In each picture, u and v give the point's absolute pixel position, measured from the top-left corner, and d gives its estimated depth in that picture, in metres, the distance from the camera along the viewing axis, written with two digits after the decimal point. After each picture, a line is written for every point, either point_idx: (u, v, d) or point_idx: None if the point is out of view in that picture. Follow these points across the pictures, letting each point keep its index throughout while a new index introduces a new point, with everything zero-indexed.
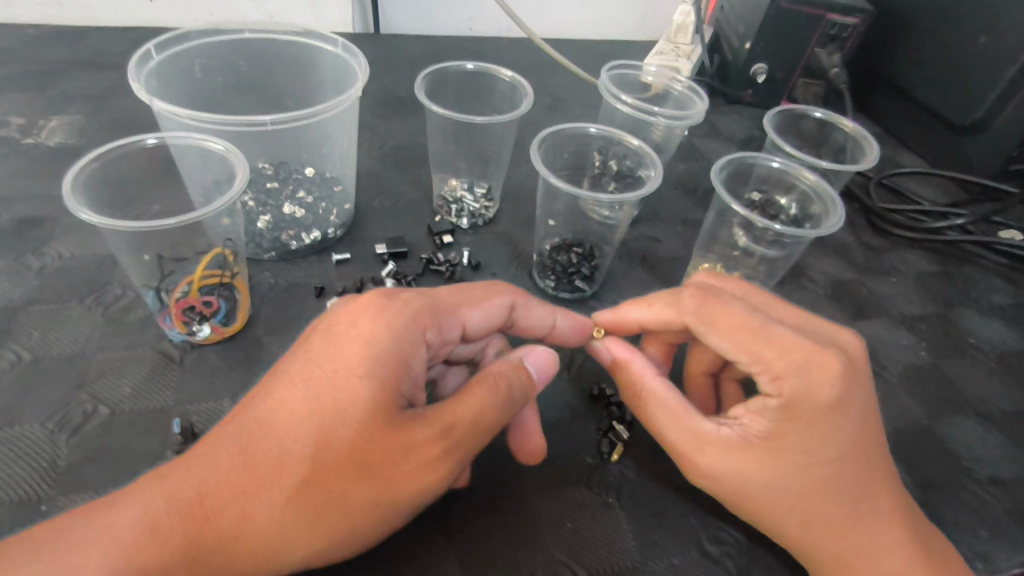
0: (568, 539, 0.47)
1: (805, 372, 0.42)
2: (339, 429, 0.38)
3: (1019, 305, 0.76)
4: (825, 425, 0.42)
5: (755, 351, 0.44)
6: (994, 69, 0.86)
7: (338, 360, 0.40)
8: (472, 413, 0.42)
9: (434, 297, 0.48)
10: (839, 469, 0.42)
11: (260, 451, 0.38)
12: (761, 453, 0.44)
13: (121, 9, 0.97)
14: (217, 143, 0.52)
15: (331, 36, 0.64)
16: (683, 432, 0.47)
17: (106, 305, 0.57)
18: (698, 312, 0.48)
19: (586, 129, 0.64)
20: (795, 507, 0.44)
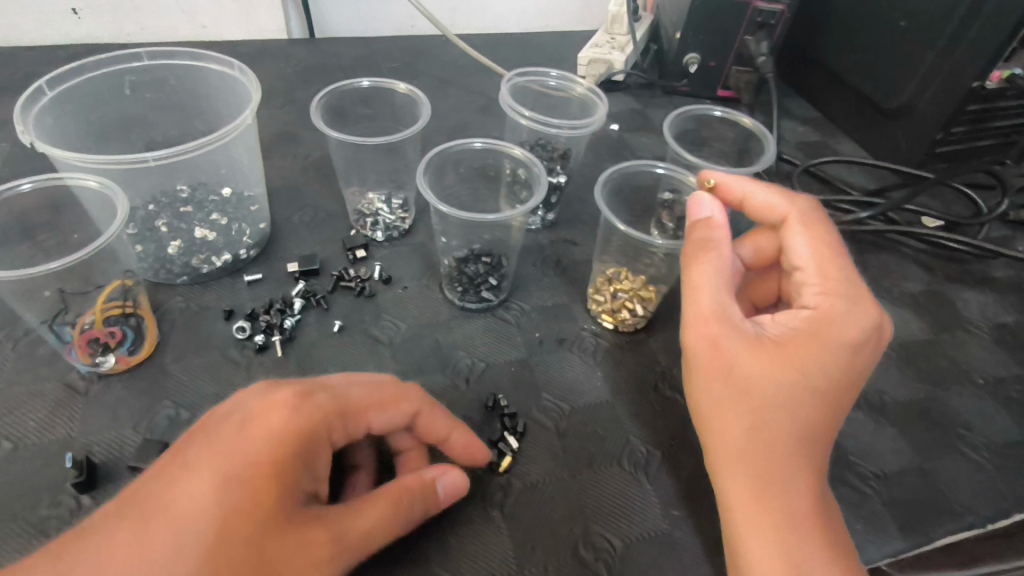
0: (448, 550, 0.50)
1: (851, 303, 0.44)
2: (231, 531, 0.35)
3: (931, 292, 0.78)
4: (826, 349, 0.43)
5: (838, 271, 0.46)
6: (914, 53, 0.86)
7: (239, 455, 0.38)
8: (366, 526, 0.41)
9: (348, 394, 0.46)
10: (821, 391, 0.42)
11: (133, 550, 0.33)
12: (766, 352, 0.43)
13: (51, 28, 0.98)
14: (90, 179, 0.54)
15: (230, 60, 0.64)
16: (703, 305, 0.46)
17: (18, 338, 0.59)
18: (806, 215, 0.50)
19: (471, 144, 0.66)
20: (776, 417, 0.43)
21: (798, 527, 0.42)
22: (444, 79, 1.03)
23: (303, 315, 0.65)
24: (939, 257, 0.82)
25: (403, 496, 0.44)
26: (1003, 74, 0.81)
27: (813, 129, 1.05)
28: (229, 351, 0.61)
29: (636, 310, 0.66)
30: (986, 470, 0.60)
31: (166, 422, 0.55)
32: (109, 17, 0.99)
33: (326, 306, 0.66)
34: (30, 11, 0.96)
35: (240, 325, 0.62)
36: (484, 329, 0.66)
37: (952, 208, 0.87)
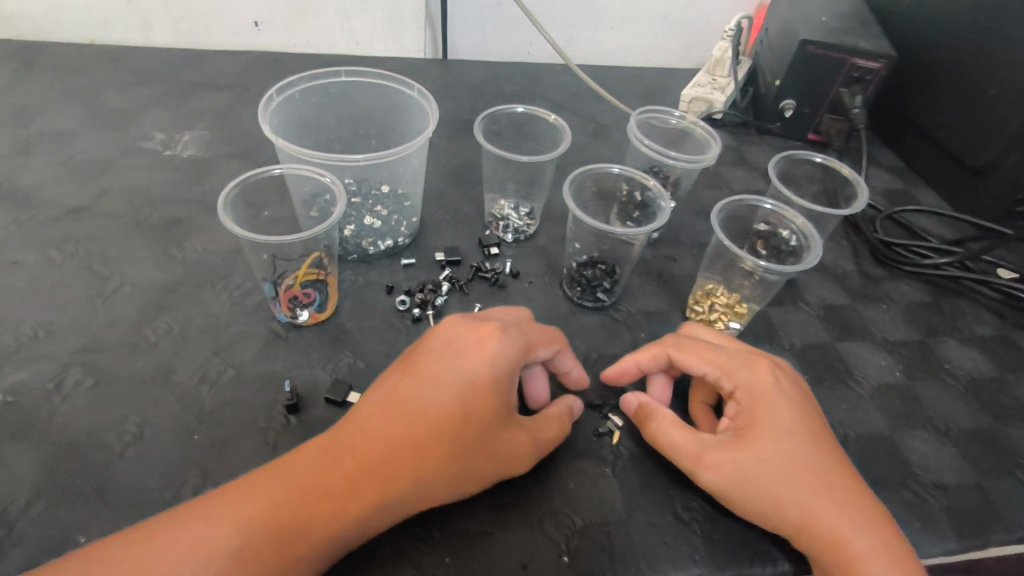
0: (569, 495, 0.61)
1: (751, 369, 0.60)
2: (472, 423, 0.52)
3: (1000, 337, 0.85)
4: (772, 402, 0.58)
5: (721, 360, 0.62)
6: (1002, 118, 0.94)
7: (465, 377, 0.53)
8: (545, 432, 0.58)
9: (525, 335, 0.59)
10: (792, 429, 0.56)
11: (410, 436, 0.51)
12: (743, 434, 0.56)
13: (235, 37, 1.17)
14: (324, 175, 0.70)
15: (412, 82, 0.79)
16: (689, 442, 0.58)
17: (232, 290, 0.74)
18: (680, 341, 0.65)
19: (611, 169, 0.79)
20: (786, 469, 0.54)
21: (863, 521, 0.53)
22: (560, 105, 1.16)
23: (448, 296, 0.78)
24: (1011, 305, 0.88)
25: (560, 417, 0.60)
26: None
27: (897, 178, 1.13)
28: (391, 319, 0.74)
29: (729, 324, 0.78)
30: None
31: (347, 368, 0.68)
32: (283, 30, 1.16)
33: (466, 291, 0.79)
34: (222, 21, 1.14)
35: (400, 299, 0.76)
36: (597, 324, 0.78)
37: None
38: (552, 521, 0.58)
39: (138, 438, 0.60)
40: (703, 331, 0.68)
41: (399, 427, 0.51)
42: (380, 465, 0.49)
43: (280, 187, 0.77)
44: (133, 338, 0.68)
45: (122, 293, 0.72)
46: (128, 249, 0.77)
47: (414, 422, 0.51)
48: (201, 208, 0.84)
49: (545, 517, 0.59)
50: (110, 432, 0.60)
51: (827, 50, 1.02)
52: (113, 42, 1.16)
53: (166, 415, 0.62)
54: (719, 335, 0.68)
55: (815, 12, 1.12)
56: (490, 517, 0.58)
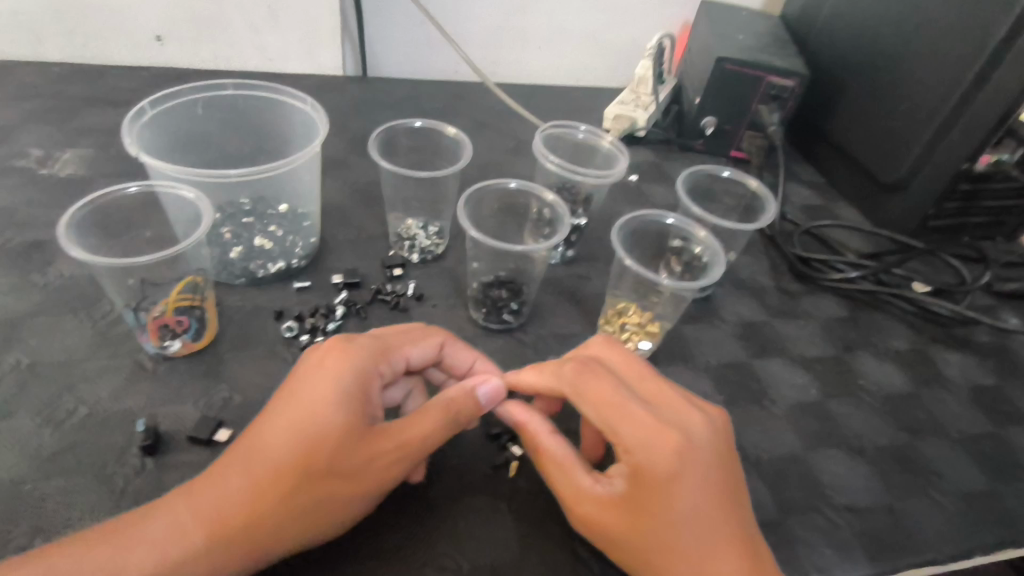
0: (458, 538, 0.55)
1: (649, 449, 0.46)
2: (318, 440, 0.49)
3: (914, 351, 0.84)
4: (664, 491, 0.46)
5: (616, 427, 0.49)
6: (908, 133, 0.95)
7: (309, 394, 0.51)
8: (424, 433, 0.53)
9: (383, 339, 0.59)
10: (681, 519, 0.46)
11: (258, 463, 0.48)
12: (621, 511, 0.48)
13: (136, 52, 1.11)
14: (189, 192, 0.64)
15: (303, 95, 0.74)
16: (568, 489, 0.52)
17: (95, 319, 0.67)
18: (579, 380, 0.52)
19: (506, 185, 0.76)
20: (661, 556, 0.47)
21: None
22: (481, 123, 1.13)
23: (342, 321, 0.73)
24: (925, 319, 0.88)
25: (445, 407, 0.55)
26: (992, 157, 0.90)
27: (817, 195, 1.13)
28: (277, 347, 0.68)
29: (640, 345, 0.74)
30: (949, 512, 0.65)
31: (220, 403, 0.62)
32: (188, 44, 1.11)
33: (363, 315, 0.73)
34: (120, 34, 1.08)
35: (288, 326, 0.70)
36: (504, 348, 0.73)
37: (940, 276, 0.95)
38: (437, 567, 0.53)
39: None
40: (623, 360, 0.55)
41: (246, 455, 0.49)
42: (229, 496, 0.47)
43: (150, 206, 0.70)
44: None
45: None
46: None
47: (261, 450, 0.49)
48: None
49: (429, 563, 0.53)
50: None
51: (741, 67, 1.03)
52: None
53: None
54: (643, 366, 0.55)
55: (732, 31, 1.13)
56: (368, 566, 0.52)
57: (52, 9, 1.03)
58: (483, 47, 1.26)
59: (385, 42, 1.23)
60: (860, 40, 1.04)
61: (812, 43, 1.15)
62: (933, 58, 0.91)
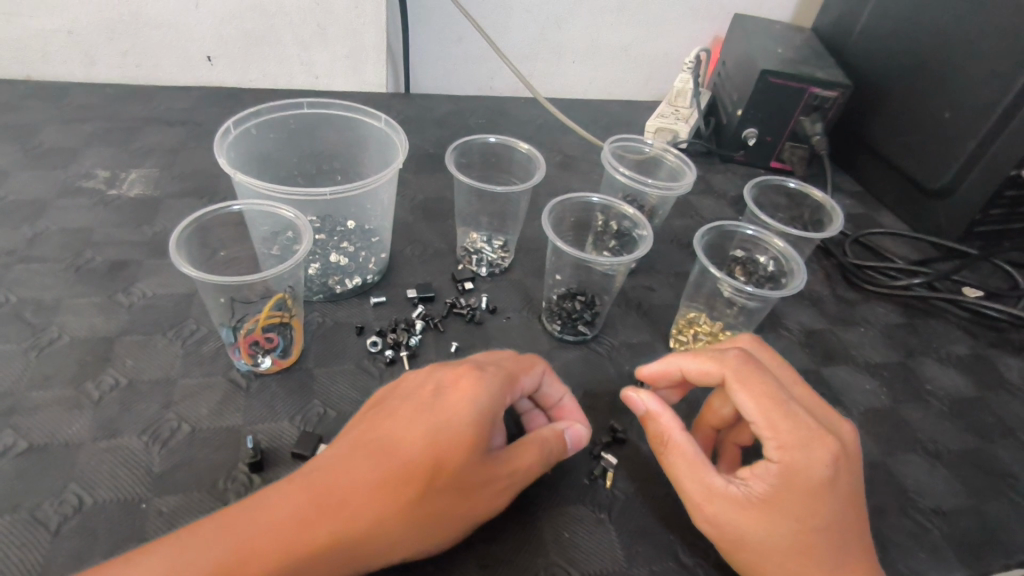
0: (566, 547, 0.56)
1: (807, 450, 0.48)
2: (453, 458, 0.45)
3: (975, 356, 0.85)
4: (814, 497, 0.48)
5: (776, 424, 0.50)
6: (957, 142, 0.96)
7: (450, 412, 0.47)
8: (530, 465, 0.51)
9: (508, 368, 0.54)
10: (819, 529, 0.48)
11: (388, 471, 0.44)
12: (759, 513, 0.49)
13: (187, 72, 1.12)
14: (290, 212, 0.65)
15: (378, 113, 0.78)
16: (697, 484, 0.53)
17: (184, 338, 0.68)
18: (739, 371, 0.52)
19: (589, 199, 0.77)
20: (789, 558, 0.49)
21: None
22: (526, 137, 1.15)
23: (423, 335, 0.73)
24: (980, 324, 0.90)
25: (544, 444, 0.53)
26: None
27: (858, 203, 1.15)
28: (363, 362, 0.69)
29: None
30: None
31: (317, 418, 0.63)
32: (238, 64, 1.13)
33: (442, 329, 0.74)
34: (173, 56, 1.10)
35: (372, 340, 0.71)
36: (581, 359, 0.74)
37: (990, 281, 0.96)
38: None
39: (76, 511, 0.52)
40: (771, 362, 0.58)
41: (374, 459, 0.45)
42: (353, 501, 0.43)
43: (239, 226, 0.72)
44: (72, 396, 0.61)
45: (59, 345, 0.65)
46: (67, 296, 0.70)
47: (392, 459, 0.45)
48: (150, 250, 0.78)
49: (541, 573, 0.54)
50: (42, 506, 0.52)
51: (786, 80, 1.05)
52: (53, 78, 1.09)
53: (110, 482, 0.55)
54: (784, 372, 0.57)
55: (770, 44, 1.15)
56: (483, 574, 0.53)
57: (108, 32, 1.05)
58: (522, 62, 1.28)
59: (427, 59, 1.24)
60: (901, 52, 1.06)
61: (849, 56, 1.17)
62: (978, 69, 0.93)
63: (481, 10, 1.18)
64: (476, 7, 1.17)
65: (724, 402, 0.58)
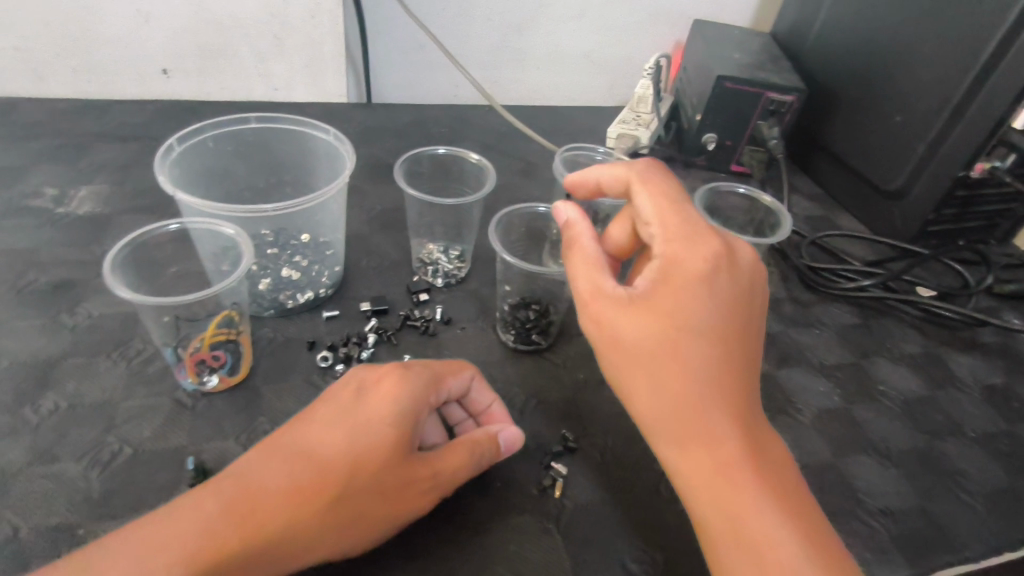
0: (512, 559, 0.56)
1: (690, 240, 0.51)
2: (371, 461, 0.47)
3: (927, 354, 0.87)
4: (689, 285, 0.49)
5: (667, 207, 0.53)
6: (908, 144, 0.98)
7: (370, 415, 0.49)
8: (459, 466, 0.52)
9: (433, 367, 0.56)
10: (693, 327, 0.48)
11: (305, 478, 0.46)
12: (637, 309, 0.50)
13: (141, 86, 1.11)
14: (229, 229, 0.65)
15: (326, 126, 0.77)
16: (589, 278, 0.55)
17: (130, 358, 0.67)
18: (639, 176, 0.57)
19: (537, 209, 0.77)
20: (665, 334, 0.49)
21: (725, 463, 0.48)
22: (488, 145, 1.15)
23: (375, 349, 0.73)
24: (933, 322, 0.91)
25: (474, 445, 0.54)
26: (986, 165, 0.91)
27: (816, 205, 1.17)
28: (313, 377, 0.69)
29: None
30: (978, 511, 0.67)
31: (264, 436, 0.62)
32: (194, 77, 1.12)
33: (395, 342, 0.74)
34: (126, 71, 1.08)
35: (323, 355, 0.71)
36: (535, 368, 0.74)
37: (944, 280, 0.98)
38: None
39: (10, 540, 0.51)
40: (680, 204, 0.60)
41: (293, 465, 0.47)
42: (271, 506, 0.45)
43: (182, 241, 0.71)
44: (10, 422, 0.60)
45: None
46: (9, 319, 0.69)
47: (311, 464, 0.47)
48: (97, 269, 0.77)
49: None
50: None
51: (740, 85, 1.06)
52: (4, 94, 1.08)
53: (47, 509, 0.54)
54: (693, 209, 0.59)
55: (727, 50, 1.16)
56: None
57: (58, 47, 1.03)
58: (484, 70, 1.28)
59: (388, 69, 1.24)
60: (852, 57, 1.08)
61: (805, 60, 1.19)
62: (925, 73, 0.95)
63: (440, 20, 1.18)
64: (435, 18, 1.17)
65: (620, 225, 0.60)
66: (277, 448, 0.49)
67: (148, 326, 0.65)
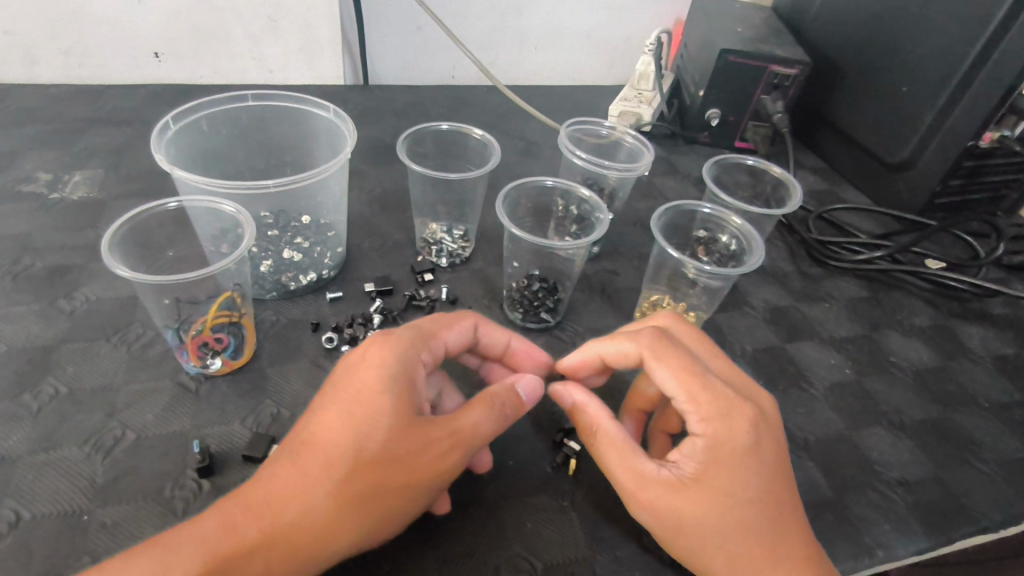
0: (527, 537, 0.55)
1: (729, 419, 0.48)
2: (372, 432, 0.45)
3: (938, 326, 0.86)
4: (772, 432, 0.49)
5: (697, 393, 0.49)
6: (915, 115, 0.96)
7: (360, 383, 0.47)
8: (480, 424, 0.49)
9: (422, 326, 0.55)
10: (776, 469, 0.48)
11: (309, 462, 0.44)
12: (729, 434, 0.47)
13: (133, 70, 1.09)
14: (231, 206, 0.63)
15: (326, 103, 0.75)
16: (681, 393, 0.50)
17: (130, 342, 0.65)
18: (654, 347, 0.53)
19: (544, 183, 0.76)
20: (728, 545, 0.47)
21: None
22: (488, 125, 1.13)
23: (381, 329, 0.72)
24: (943, 294, 0.90)
25: (493, 397, 0.51)
26: (995, 135, 0.91)
27: (822, 181, 1.16)
28: (318, 359, 0.67)
29: None
30: (995, 480, 0.67)
31: (271, 418, 0.61)
32: (187, 60, 1.09)
33: (400, 322, 0.72)
34: (117, 54, 1.06)
35: (328, 336, 0.69)
36: (544, 347, 0.73)
37: (952, 252, 0.97)
38: (510, 568, 0.52)
39: (12, 528, 0.50)
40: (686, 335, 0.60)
41: (297, 454, 0.45)
42: (283, 497, 0.43)
43: (181, 222, 0.69)
44: (9, 409, 0.58)
45: None
46: (4, 305, 0.67)
47: (312, 448, 0.45)
48: (93, 253, 0.75)
49: (502, 565, 0.53)
50: None
51: (745, 58, 1.04)
52: None
53: (49, 495, 0.52)
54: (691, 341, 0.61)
55: (730, 24, 1.14)
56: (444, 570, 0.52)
57: (46, 30, 1.00)
58: (482, 50, 1.26)
59: (384, 49, 1.22)
60: (857, 27, 1.06)
61: (808, 33, 1.17)
62: (932, 41, 0.93)
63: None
64: None
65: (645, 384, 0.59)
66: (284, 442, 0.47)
67: (149, 308, 0.63)
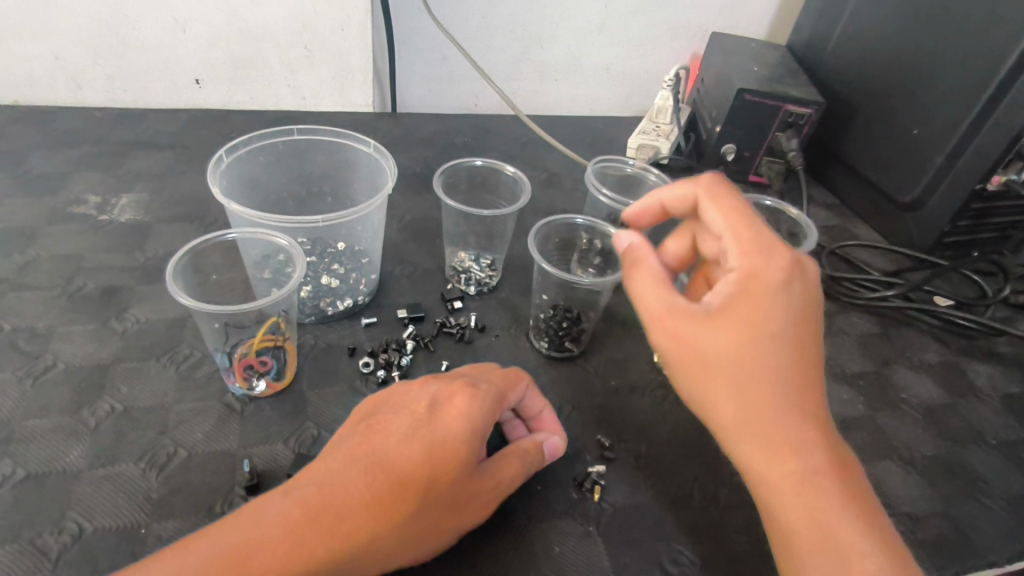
0: (555, 560, 0.58)
1: (765, 255, 0.52)
2: (444, 474, 0.48)
3: (946, 363, 0.89)
4: (807, 291, 0.52)
5: (742, 232, 0.53)
6: (926, 157, 1.00)
7: (442, 432, 0.50)
8: (510, 483, 0.55)
9: (502, 386, 0.57)
10: (801, 324, 0.51)
11: (381, 490, 0.47)
12: (761, 275, 0.51)
13: (174, 95, 1.13)
14: (284, 240, 0.67)
15: (367, 139, 0.80)
16: (732, 230, 0.53)
17: (179, 363, 0.69)
18: (712, 190, 0.56)
19: (573, 220, 0.80)
20: (739, 370, 0.50)
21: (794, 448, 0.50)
22: (510, 156, 1.17)
23: (414, 355, 0.75)
24: (952, 332, 0.93)
25: (523, 457, 0.56)
26: (1003, 178, 0.94)
27: (833, 217, 1.20)
28: (355, 383, 0.71)
29: None
30: (1002, 516, 0.69)
31: (312, 439, 0.64)
32: (225, 87, 1.14)
33: (432, 348, 0.76)
34: (159, 81, 1.11)
35: (364, 361, 0.73)
36: (568, 375, 0.76)
37: (960, 290, 1.00)
38: None
39: (76, 538, 0.53)
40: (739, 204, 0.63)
41: (366, 476, 0.47)
42: (352, 518, 0.46)
43: (230, 250, 0.73)
44: (69, 424, 0.62)
45: (53, 374, 0.66)
46: (61, 324, 0.71)
47: (382, 477, 0.48)
48: (142, 275, 0.79)
49: None
50: (42, 534, 0.53)
51: (761, 98, 1.08)
52: (40, 103, 1.10)
53: (109, 509, 0.56)
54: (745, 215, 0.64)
55: (746, 63, 1.18)
56: None
57: (95, 56, 1.05)
58: (505, 81, 1.31)
59: (412, 79, 1.27)
60: (869, 71, 1.10)
61: (822, 73, 1.21)
62: (944, 87, 0.96)
63: (465, 32, 1.20)
64: (460, 30, 1.20)
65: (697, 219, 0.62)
66: (350, 456, 0.49)
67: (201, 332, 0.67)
